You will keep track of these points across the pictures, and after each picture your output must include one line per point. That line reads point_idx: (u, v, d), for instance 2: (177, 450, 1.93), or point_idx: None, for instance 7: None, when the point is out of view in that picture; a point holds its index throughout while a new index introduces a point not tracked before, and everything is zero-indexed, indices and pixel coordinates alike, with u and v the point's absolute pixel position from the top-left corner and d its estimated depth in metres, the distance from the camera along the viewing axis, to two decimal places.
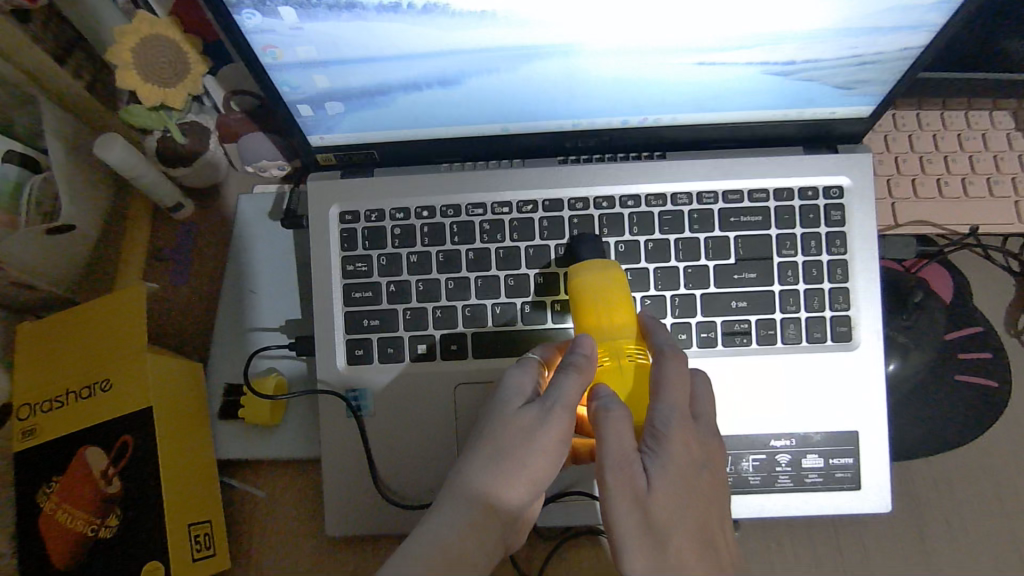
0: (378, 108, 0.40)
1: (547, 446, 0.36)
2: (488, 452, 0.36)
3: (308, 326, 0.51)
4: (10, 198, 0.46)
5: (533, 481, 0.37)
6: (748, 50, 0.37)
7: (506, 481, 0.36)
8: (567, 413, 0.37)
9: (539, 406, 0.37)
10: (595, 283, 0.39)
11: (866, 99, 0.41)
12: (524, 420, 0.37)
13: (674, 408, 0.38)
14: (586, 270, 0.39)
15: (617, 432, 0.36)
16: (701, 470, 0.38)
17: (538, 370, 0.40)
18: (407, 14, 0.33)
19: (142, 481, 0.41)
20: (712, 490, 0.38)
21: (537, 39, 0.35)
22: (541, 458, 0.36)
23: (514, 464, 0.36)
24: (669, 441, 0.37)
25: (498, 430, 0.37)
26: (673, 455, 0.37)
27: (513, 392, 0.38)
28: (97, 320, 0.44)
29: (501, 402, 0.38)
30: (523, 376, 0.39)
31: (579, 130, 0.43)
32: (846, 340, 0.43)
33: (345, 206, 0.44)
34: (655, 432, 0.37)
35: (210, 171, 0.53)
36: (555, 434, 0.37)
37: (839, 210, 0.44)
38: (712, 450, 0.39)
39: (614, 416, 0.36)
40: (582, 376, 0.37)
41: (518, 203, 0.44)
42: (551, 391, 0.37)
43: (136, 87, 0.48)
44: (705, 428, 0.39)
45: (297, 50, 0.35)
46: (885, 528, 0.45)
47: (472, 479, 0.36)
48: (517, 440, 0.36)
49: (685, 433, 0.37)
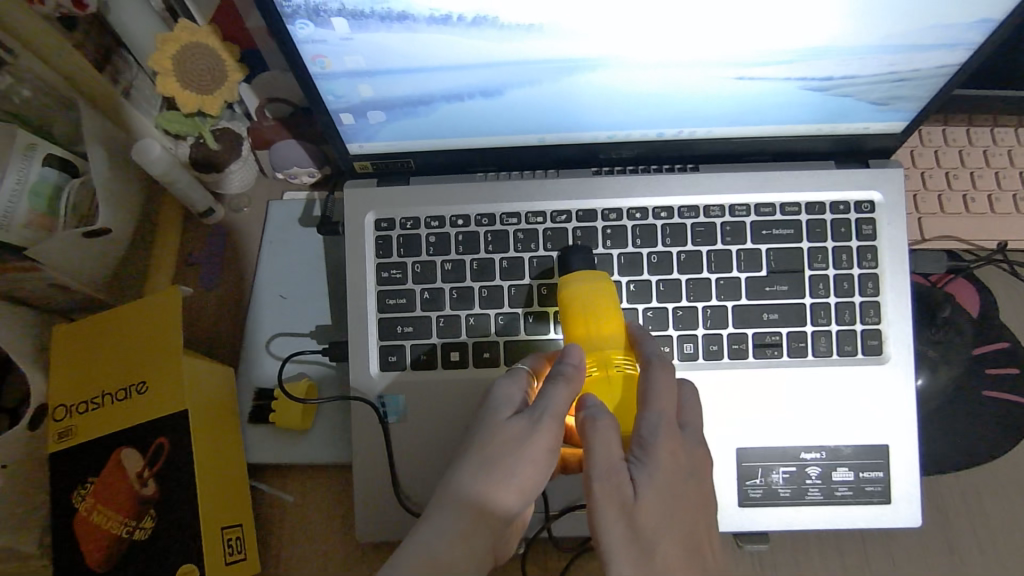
0: (419, 118, 0.40)
1: (536, 456, 0.36)
2: (477, 461, 0.36)
3: (337, 331, 0.51)
4: (49, 204, 0.47)
5: (522, 490, 0.36)
6: (787, 65, 0.37)
7: (496, 490, 0.36)
8: (555, 424, 0.37)
9: (527, 417, 0.37)
10: (581, 294, 0.40)
11: (899, 115, 0.41)
12: (511, 430, 0.37)
13: (662, 417, 0.38)
14: (572, 281, 0.40)
15: (606, 441, 0.36)
16: (689, 477, 0.38)
17: (527, 380, 0.40)
18: (456, 26, 0.34)
19: (179, 483, 0.41)
20: (699, 499, 0.39)
21: (581, 51, 0.36)
22: (531, 468, 0.36)
23: (503, 473, 0.36)
24: (657, 450, 0.38)
25: (487, 439, 0.37)
26: (660, 463, 0.37)
27: (502, 401, 0.38)
28: (131, 323, 0.44)
29: (488, 412, 0.38)
30: (511, 386, 0.39)
31: (615, 142, 0.44)
32: (877, 354, 0.44)
33: (381, 213, 0.45)
34: (643, 441, 0.38)
35: (243, 178, 0.55)
36: (544, 444, 0.37)
37: (870, 224, 0.44)
38: (700, 458, 0.39)
39: (604, 425, 0.36)
40: (570, 385, 0.37)
41: (552, 213, 0.45)
42: (539, 402, 0.37)
43: (176, 94, 0.49)
44: (693, 437, 0.40)
45: (346, 60, 0.36)
46: (915, 543, 0.45)
47: (463, 488, 0.36)
48: (506, 451, 0.36)
49: (672, 441, 0.38)
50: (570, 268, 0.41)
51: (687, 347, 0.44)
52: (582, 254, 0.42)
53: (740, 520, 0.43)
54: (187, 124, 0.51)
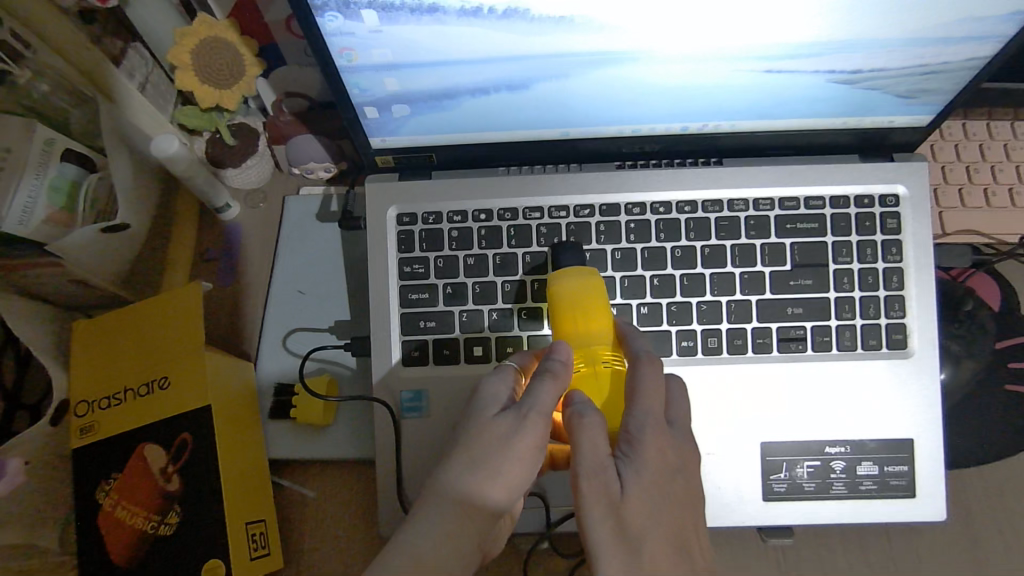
0: (443, 112, 0.40)
1: (523, 453, 0.36)
2: (464, 459, 0.36)
3: (356, 327, 0.51)
4: (69, 197, 0.47)
5: (510, 487, 0.36)
6: (818, 58, 0.37)
7: (483, 488, 0.36)
8: (542, 420, 0.37)
9: (514, 413, 0.37)
10: (570, 291, 0.40)
11: (926, 108, 0.41)
12: (498, 427, 0.37)
13: (649, 413, 0.38)
14: (562, 279, 0.40)
15: (592, 436, 0.36)
16: (676, 475, 0.38)
17: (515, 377, 0.40)
18: (486, 18, 0.33)
19: (201, 479, 0.41)
20: (686, 497, 0.38)
21: (611, 45, 0.35)
22: (518, 465, 0.36)
23: (490, 471, 0.36)
24: (645, 446, 0.37)
25: (474, 437, 0.37)
26: (647, 460, 0.37)
27: (490, 400, 0.38)
28: (150, 319, 0.44)
29: (475, 409, 0.38)
30: (498, 383, 0.39)
31: (640, 136, 0.43)
32: (901, 348, 0.44)
33: (403, 208, 0.45)
34: (630, 437, 0.38)
35: (259, 172, 0.55)
36: (531, 440, 0.37)
37: (895, 218, 0.44)
38: (687, 456, 0.39)
39: (590, 422, 0.36)
40: (557, 382, 0.37)
41: (576, 208, 0.44)
42: (526, 399, 0.37)
43: (195, 90, 0.49)
44: (680, 433, 0.39)
45: (373, 53, 0.36)
46: (940, 538, 0.45)
47: (450, 487, 0.36)
48: (492, 449, 0.36)
49: (660, 439, 0.38)
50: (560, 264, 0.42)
51: (711, 341, 0.44)
52: (574, 252, 0.42)
53: (764, 514, 0.43)
54: (203, 119, 0.52)
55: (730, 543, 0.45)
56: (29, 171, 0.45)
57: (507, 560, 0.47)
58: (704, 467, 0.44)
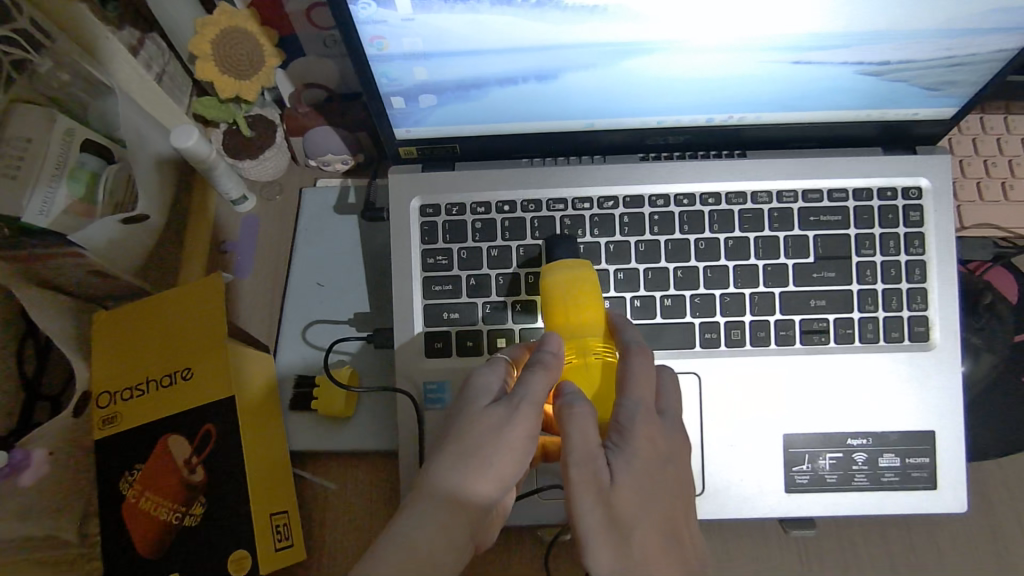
0: (470, 102, 0.40)
1: (513, 443, 0.36)
2: (455, 451, 0.36)
3: (375, 319, 0.51)
4: (88, 188, 0.47)
5: (501, 478, 0.36)
6: (846, 50, 0.37)
7: (473, 480, 0.35)
8: (532, 410, 0.37)
9: (505, 404, 0.37)
10: (563, 284, 0.40)
11: (951, 100, 0.41)
12: (490, 418, 0.37)
13: (640, 403, 0.38)
14: (553, 271, 0.40)
15: (582, 427, 0.36)
16: (666, 463, 0.38)
17: (506, 369, 0.40)
18: (520, 8, 0.33)
19: (227, 470, 0.41)
20: (677, 484, 0.39)
21: (641, 34, 0.35)
22: (510, 456, 0.36)
23: (481, 462, 0.36)
24: (635, 436, 0.38)
25: (465, 428, 0.37)
26: (637, 450, 0.37)
27: (481, 391, 0.38)
28: (170, 310, 0.44)
29: (467, 401, 0.38)
30: (489, 375, 0.39)
31: (664, 128, 0.43)
32: (923, 340, 0.44)
33: (426, 199, 0.45)
34: (620, 427, 0.38)
35: (277, 162, 0.54)
36: (522, 431, 0.36)
37: (917, 210, 0.44)
38: (677, 444, 0.39)
39: (580, 412, 0.36)
40: (549, 373, 0.37)
41: (600, 199, 0.44)
42: (517, 389, 0.37)
43: (214, 80, 0.49)
44: (670, 423, 0.40)
45: (404, 41, 0.35)
46: (960, 529, 0.45)
47: (441, 479, 0.35)
48: (484, 440, 0.36)
49: (650, 428, 0.38)
50: (554, 257, 0.42)
51: (734, 333, 0.44)
52: (566, 246, 0.42)
53: (787, 506, 0.43)
54: (222, 111, 0.52)
55: (751, 535, 0.46)
56: (47, 167, 0.44)
57: (526, 552, 0.47)
58: (726, 459, 0.44)
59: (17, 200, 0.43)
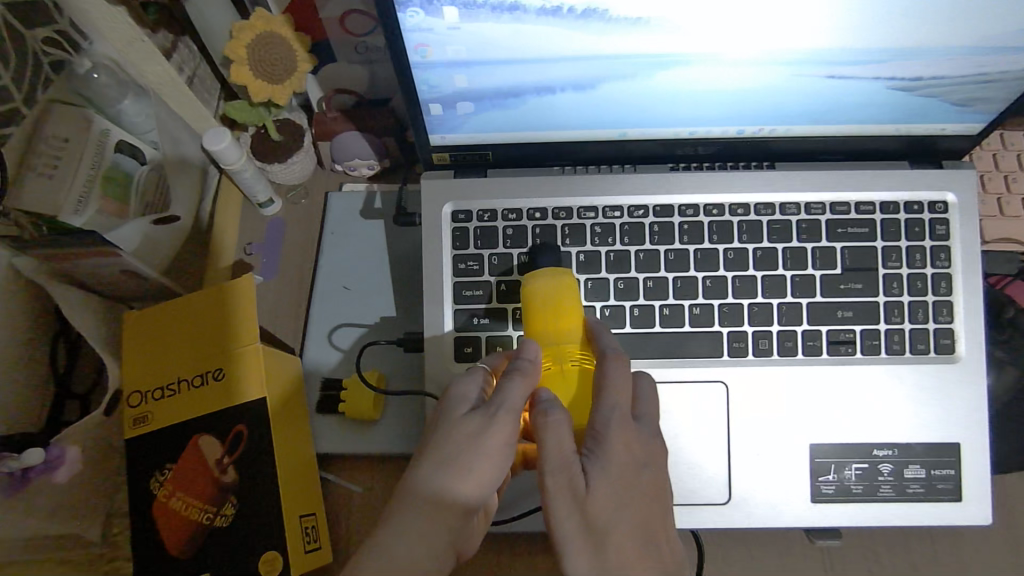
0: (507, 110, 0.41)
1: (491, 451, 0.36)
2: (433, 461, 0.35)
3: (400, 323, 0.51)
4: (123, 188, 0.48)
5: (480, 487, 0.35)
6: (880, 65, 0.38)
7: (453, 485, 0.35)
8: (511, 418, 0.36)
9: (483, 413, 0.36)
10: (544, 291, 0.40)
11: (979, 116, 0.42)
12: (467, 427, 0.36)
13: (615, 408, 0.38)
14: (540, 278, 0.41)
15: (558, 435, 0.36)
16: (643, 469, 0.38)
17: (485, 378, 0.39)
18: (565, 18, 0.34)
19: (258, 471, 0.41)
20: (655, 490, 0.38)
21: (680, 47, 0.36)
22: (489, 463, 0.35)
23: (459, 471, 0.35)
24: (610, 441, 0.37)
25: (444, 437, 0.36)
26: (613, 455, 0.37)
27: (458, 400, 0.37)
28: (196, 310, 0.43)
29: (445, 411, 0.37)
30: (467, 384, 0.38)
31: (695, 138, 0.44)
32: (949, 353, 0.44)
33: (458, 205, 0.45)
34: (596, 434, 0.37)
35: (304, 168, 0.55)
36: (500, 439, 0.36)
37: (944, 224, 0.45)
38: (655, 449, 0.39)
39: (555, 420, 0.36)
40: (526, 380, 0.37)
41: (630, 208, 0.45)
42: (495, 399, 0.37)
43: (248, 84, 0.49)
44: (647, 427, 0.39)
45: (447, 49, 0.36)
46: (984, 541, 0.45)
47: (419, 490, 0.35)
48: (462, 449, 0.35)
49: (626, 433, 0.38)
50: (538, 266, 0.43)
51: (762, 343, 0.44)
52: (549, 254, 0.43)
53: (812, 516, 0.44)
54: (251, 113, 0.52)
55: (775, 543, 0.46)
56: (86, 164, 0.45)
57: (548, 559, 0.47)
58: (753, 468, 0.44)
59: (54, 197, 0.44)
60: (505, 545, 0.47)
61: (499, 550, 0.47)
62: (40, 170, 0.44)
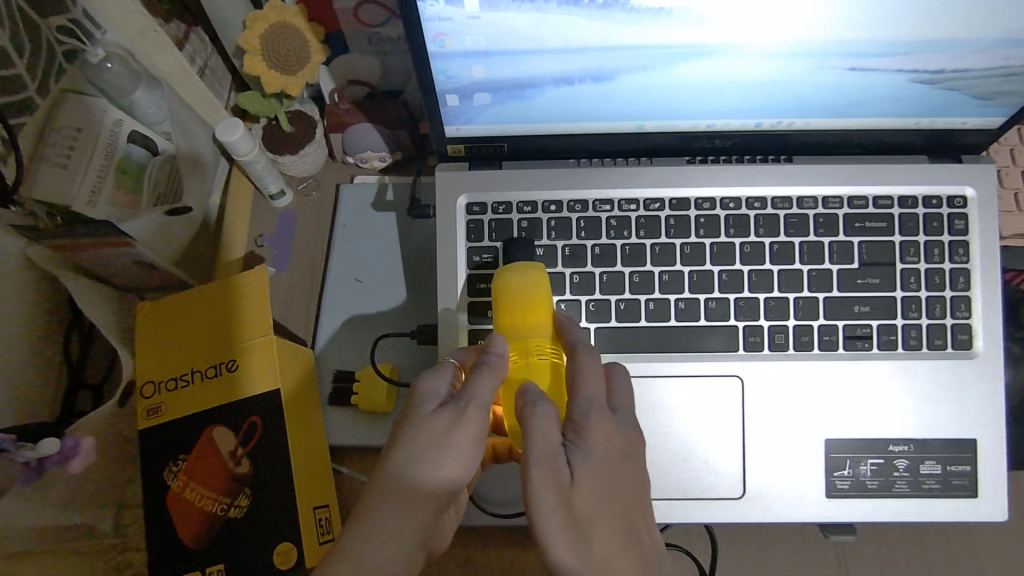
0: (524, 101, 0.40)
1: (461, 447, 0.35)
2: (403, 458, 0.35)
3: (412, 316, 0.51)
4: (135, 180, 0.47)
5: (453, 483, 0.35)
6: (904, 57, 0.37)
7: (426, 481, 0.35)
8: (478, 412, 0.36)
9: (452, 408, 0.36)
10: (517, 285, 0.40)
11: (1000, 110, 0.42)
12: (435, 423, 0.36)
13: (594, 401, 0.38)
14: (512, 273, 0.40)
15: (545, 425, 0.36)
16: (622, 460, 0.38)
17: (453, 374, 0.39)
18: (586, 8, 0.34)
19: (271, 462, 0.41)
20: (635, 481, 0.38)
21: (701, 38, 0.36)
22: (458, 459, 0.35)
23: (428, 468, 0.35)
24: (592, 432, 0.37)
25: (414, 433, 0.36)
26: (595, 446, 0.37)
27: (426, 396, 0.37)
28: (207, 301, 0.43)
29: (412, 407, 0.37)
30: (436, 379, 0.38)
31: (713, 131, 0.44)
32: (966, 348, 0.44)
33: (473, 197, 0.45)
34: (576, 426, 0.37)
35: (315, 159, 0.54)
36: (469, 433, 0.36)
37: (962, 218, 0.44)
38: (633, 440, 0.39)
39: (542, 411, 0.36)
40: (494, 373, 0.37)
41: (646, 201, 0.45)
42: (464, 393, 0.36)
43: (262, 75, 0.49)
44: (625, 418, 0.39)
45: (467, 39, 0.36)
46: (998, 538, 0.45)
47: (391, 487, 0.34)
48: (431, 445, 0.35)
49: (605, 425, 0.38)
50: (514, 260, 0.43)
51: (779, 337, 0.44)
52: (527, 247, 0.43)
53: (829, 511, 0.43)
54: (263, 104, 0.51)
55: (789, 538, 0.46)
56: (98, 154, 0.45)
57: None
58: (768, 463, 0.44)
59: (67, 186, 0.43)
60: (515, 539, 0.47)
61: (510, 543, 0.47)
62: (55, 161, 0.44)
